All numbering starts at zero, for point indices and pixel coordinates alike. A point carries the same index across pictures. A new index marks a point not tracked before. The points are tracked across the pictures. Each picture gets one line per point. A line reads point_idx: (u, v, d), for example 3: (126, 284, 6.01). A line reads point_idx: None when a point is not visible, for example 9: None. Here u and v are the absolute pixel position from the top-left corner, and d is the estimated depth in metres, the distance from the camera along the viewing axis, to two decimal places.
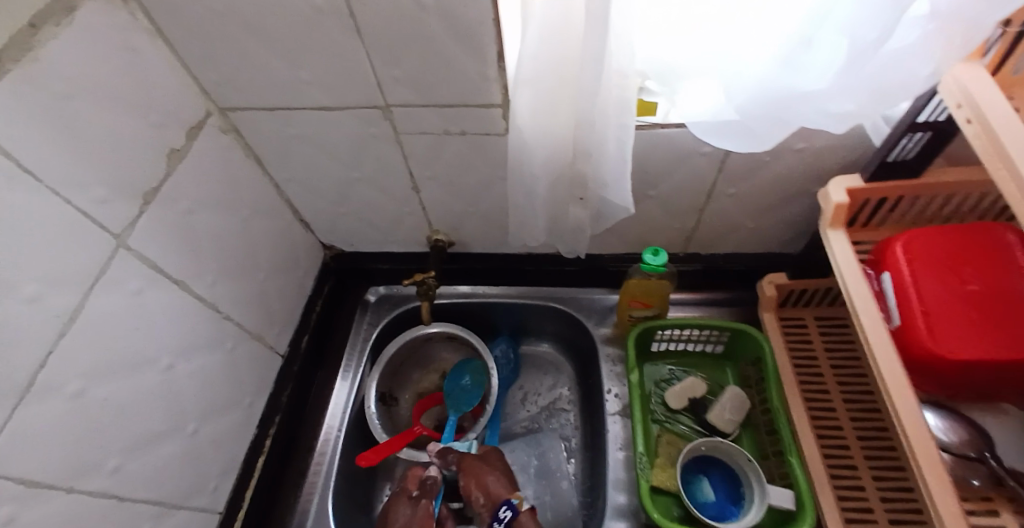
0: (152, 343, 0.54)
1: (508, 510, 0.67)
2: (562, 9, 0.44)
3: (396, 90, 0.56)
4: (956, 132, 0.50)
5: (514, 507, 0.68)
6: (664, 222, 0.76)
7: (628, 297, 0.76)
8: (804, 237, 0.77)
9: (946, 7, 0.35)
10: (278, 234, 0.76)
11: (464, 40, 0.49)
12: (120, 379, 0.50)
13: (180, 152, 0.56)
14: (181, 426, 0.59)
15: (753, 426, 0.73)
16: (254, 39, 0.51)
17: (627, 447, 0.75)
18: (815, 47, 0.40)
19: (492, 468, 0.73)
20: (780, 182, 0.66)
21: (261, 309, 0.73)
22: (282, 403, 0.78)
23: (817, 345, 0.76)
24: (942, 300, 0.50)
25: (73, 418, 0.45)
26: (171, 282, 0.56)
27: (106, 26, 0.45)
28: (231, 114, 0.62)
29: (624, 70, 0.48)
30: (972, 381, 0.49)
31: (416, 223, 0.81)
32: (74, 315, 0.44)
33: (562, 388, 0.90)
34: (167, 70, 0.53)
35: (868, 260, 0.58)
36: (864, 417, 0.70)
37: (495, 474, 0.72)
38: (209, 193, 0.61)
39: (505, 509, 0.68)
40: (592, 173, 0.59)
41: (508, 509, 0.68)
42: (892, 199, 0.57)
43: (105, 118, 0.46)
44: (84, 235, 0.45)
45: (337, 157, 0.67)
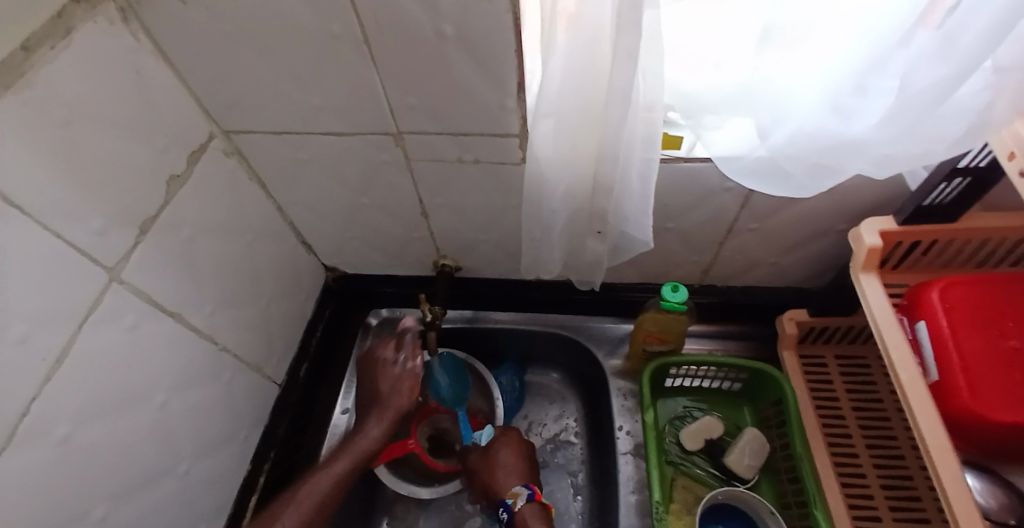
0: (145, 381, 0.50)
1: (504, 512, 0.67)
2: (592, 41, 0.42)
3: (411, 118, 0.54)
4: (997, 178, 0.48)
5: (510, 508, 0.67)
6: (681, 254, 0.73)
7: (643, 332, 0.74)
8: (827, 273, 0.74)
9: (1010, 61, 0.34)
10: (281, 258, 0.73)
11: (485, 72, 0.47)
12: (110, 421, 0.47)
13: (182, 179, 0.53)
14: (173, 466, 0.56)
15: (772, 471, 0.71)
16: (263, 63, 0.48)
17: (640, 490, 0.72)
18: (867, 94, 0.39)
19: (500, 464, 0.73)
20: (805, 220, 0.63)
21: (260, 338, 0.69)
22: (279, 435, 0.75)
23: (838, 387, 0.72)
24: (985, 356, 0.47)
25: (60, 465, 0.42)
26: (168, 314, 0.53)
27: (108, 49, 0.42)
28: (236, 137, 0.59)
29: (651, 103, 0.45)
30: (1015, 445, 0.46)
31: (423, 248, 0.78)
32: (62, 356, 0.41)
33: (569, 419, 0.87)
34: (172, 92, 0.51)
35: (900, 306, 0.55)
36: (888, 464, 0.67)
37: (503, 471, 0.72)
38: (211, 220, 0.58)
39: (501, 511, 0.67)
40: (613, 208, 0.56)
41: (505, 510, 0.67)
42: (926, 243, 0.55)
43: (103, 144, 0.43)
44: (76, 270, 0.42)
45: (345, 182, 0.65)
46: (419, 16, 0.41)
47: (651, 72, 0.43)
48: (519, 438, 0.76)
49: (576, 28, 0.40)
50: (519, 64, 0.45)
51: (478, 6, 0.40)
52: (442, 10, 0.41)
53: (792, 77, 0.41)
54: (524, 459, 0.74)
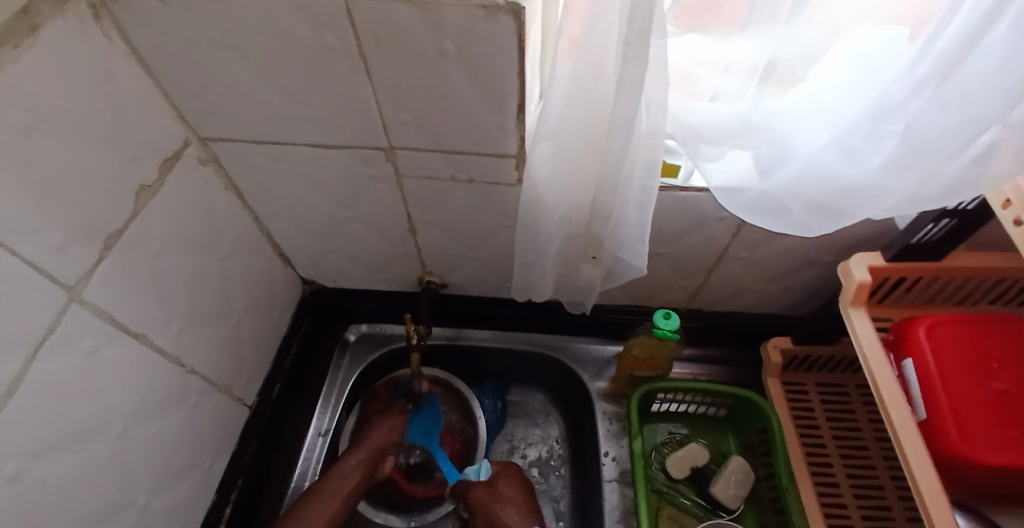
0: (102, 410, 0.46)
1: None
2: (598, 69, 0.41)
3: (403, 134, 0.51)
4: (984, 222, 0.49)
5: None
6: (671, 279, 0.73)
7: (631, 357, 0.73)
8: (811, 300, 0.75)
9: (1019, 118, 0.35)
10: (255, 271, 0.69)
11: (485, 93, 0.45)
12: (64, 456, 0.42)
13: (153, 189, 0.49)
14: (129, 501, 0.51)
15: (756, 501, 0.71)
16: (249, 72, 0.45)
17: (624, 519, 0.71)
18: (873, 135, 0.40)
19: (504, 500, 0.70)
20: (794, 250, 0.64)
21: (230, 357, 0.65)
22: (246, 463, 0.70)
23: (819, 415, 0.73)
24: (969, 395, 0.48)
25: (7, 509, 0.37)
26: (131, 335, 0.49)
27: (77, 49, 0.39)
28: (214, 145, 0.56)
29: (654, 131, 0.44)
30: (1000, 486, 0.47)
31: (407, 264, 0.75)
32: (13, 388, 0.37)
33: (551, 442, 0.85)
34: (144, 96, 0.47)
35: (887, 341, 0.56)
36: (868, 494, 0.67)
37: (509, 507, 0.70)
38: (182, 233, 0.54)
39: None
40: (609, 234, 0.55)
41: None
42: (913, 279, 0.55)
43: (68, 151, 0.40)
44: (30, 292, 0.38)
45: (329, 196, 0.62)
46: (418, 31, 0.39)
47: (654, 101, 0.42)
48: (517, 471, 0.74)
49: (581, 53, 0.39)
50: (521, 86, 0.44)
51: (483, 26, 0.38)
52: (445, 28, 0.39)
53: (798, 113, 0.42)
54: (528, 496, 0.72)
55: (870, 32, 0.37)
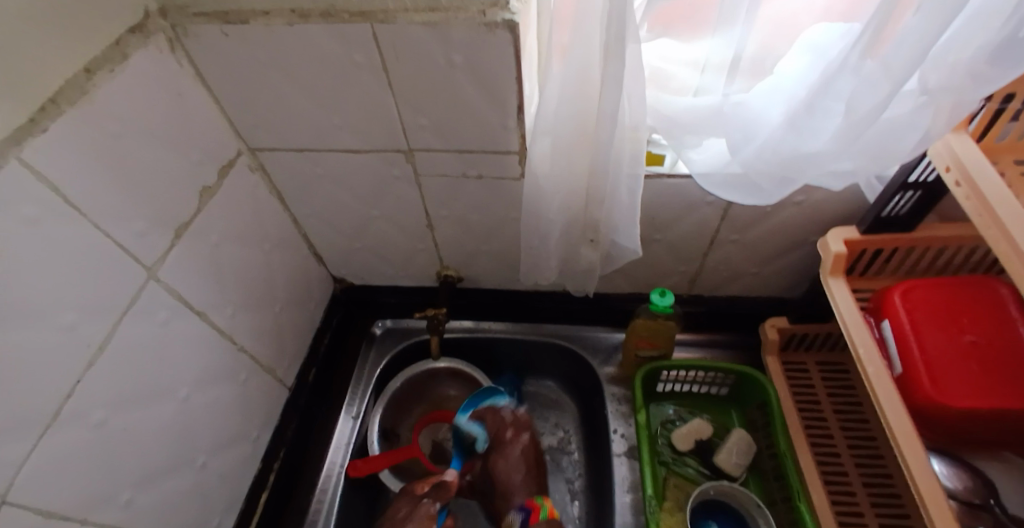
0: (171, 377, 0.54)
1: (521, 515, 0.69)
2: (583, 71, 0.48)
3: (420, 136, 0.59)
4: (944, 192, 0.54)
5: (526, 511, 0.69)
6: (669, 265, 0.78)
7: (634, 337, 0.78)
8: (807, 282, 0.79)
9: (936, 86, 0.40)
10: (294, 268, 0.78)
11: (488, 96, 0.53)
12: (139, 411, 0.50)
13: (213, 190, 0.58)
14: (191, 460, 0.59)
15: (759, 471, 0.75)
16: (290, 87, 0.54)
17: (634, 490, 0.75)
18: (819, 116, 0.45)
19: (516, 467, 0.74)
20: (781, 231, 0.69)
21: (273, 343, 0.73)
22: (287, 439, 0.78)
23: (819, 390, 0.75)
24: (941, 348, 0.52)
25: (92, 448, 0.45)
26: (195, 313, 0.57)
27: (156, 72, 0.48)
28: (262, 154, 0.65)
29: (636, 124, 0.50)
30: (974, 429, 0.51)
31: (428, 259, 0.83)
32: (103, 347, 0.45)
33: (565, 427, 0.89)
34: (208, 112, 0.56)
35: (868, 308, 0.60)
36: (869, 463, 0.68)
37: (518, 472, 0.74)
38: (235, 229, 0.63)
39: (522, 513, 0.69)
40: (604, 217, 0.61)
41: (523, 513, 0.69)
42: (887, 250, 0.60)
43: (149, 156, 0.49)
44: (121, 271, 0.47)
45: (357, 196, 0.70)
46: (431, 45, 0.48)
47: (635, 96, 0.48)
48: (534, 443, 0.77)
49: (568, 58, 0.47)
50: (519, 89, 0.51)
51: (484, 39, 0.46)
52: (453, 41, 0.47)
53: (763, 99, 0.48)
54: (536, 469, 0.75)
55: (821, 28, 0.44)
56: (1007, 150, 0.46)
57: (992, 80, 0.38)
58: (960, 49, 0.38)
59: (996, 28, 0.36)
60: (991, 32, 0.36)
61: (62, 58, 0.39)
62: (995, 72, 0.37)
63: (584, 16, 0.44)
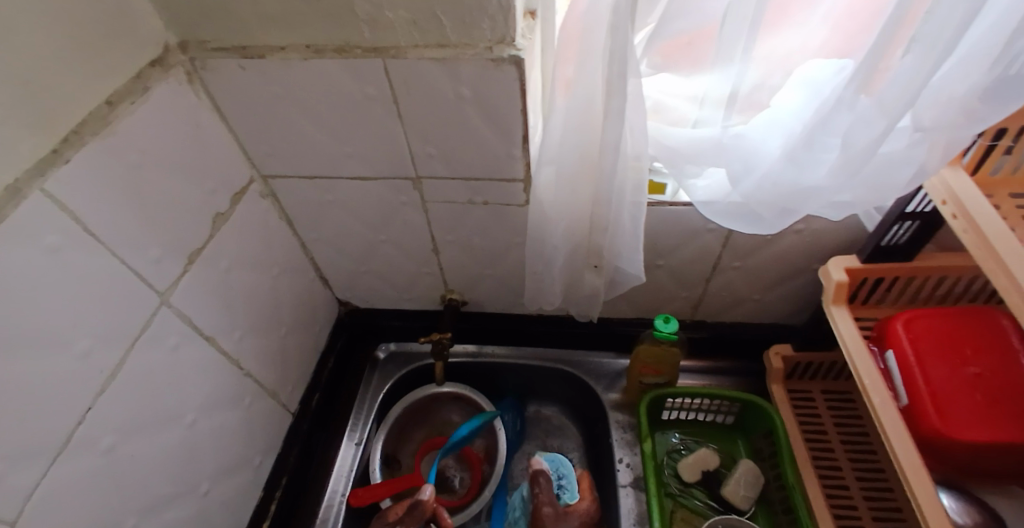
0: (179, 401, 0.55)
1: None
2: (585, 105, 0.50)
3: (428, 165, 0.61)
4: (941, 222, 0.55)
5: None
6: (672, 290, 0.79)
7: (639, 364, 0.78)
8: (810, 309, 0.79)
9: (929, 123, 0.41)
10: (301, 290, 0.78)
11: (494, 127, 0.54)
12: (147, 435, 0.51)
13: (226, 216, 0.60)
14: (194, 486, 0.58)
15: (767, 503, 0.74)
16: (303, 117, 0.56)
17: (640, 523, 0.73)
18: (816, 149, 0.46)
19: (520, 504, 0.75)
20: (783, 258, 0.70)
21: (278, 367, 0.74)
22: (290, 464, 0.77)
23: (825, 419, 0.74)
24: (945, 379, 0.52)
25: (101, 473, 0.45)
26: (204, 337, 0.58)
27: (176, 103, 0.50)
28: (273, 181, 0.66)
29: (638, 155, 0.51)
30: (982, 461, 0.50)
31: (432, 283, 0.83)
32: (115, 371, 0.46)
33: (569, 455, 0.88)
34: (223, 141, 0.58)
35: (872, 337, 0.60)
36: (879, 497, 0.67)
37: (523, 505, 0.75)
38: (245, 253, 0.64)
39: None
40: (608, 245, 0.62)
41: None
42: (889, 279, 0.61)
43: (167, 184, 0.50)
44: (134, 295, 0.47)
45: (365, 221, 0.71)
46: (440, 80, 0.50)
47: (637, 128, 0.50)
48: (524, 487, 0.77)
49: (573, 93, 0.49)
50: (524, 120, 0.53)
51: (491, 73, 0.48)
52: (461, 76, 0.49)
53: (762, 132, 0.49)
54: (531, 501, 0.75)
55: (817, 65, 0.45)
56: (1003, 185, 0.47)
57: (984, 117, 0.39)
58: (953, 87, 0.39)
59: (986, 70, 0.37)
60: (981, 72, 0.37)
61: (85, 92, 0.41)
62: (986, 110, 0.39)
63: (587, 54, 0.45)
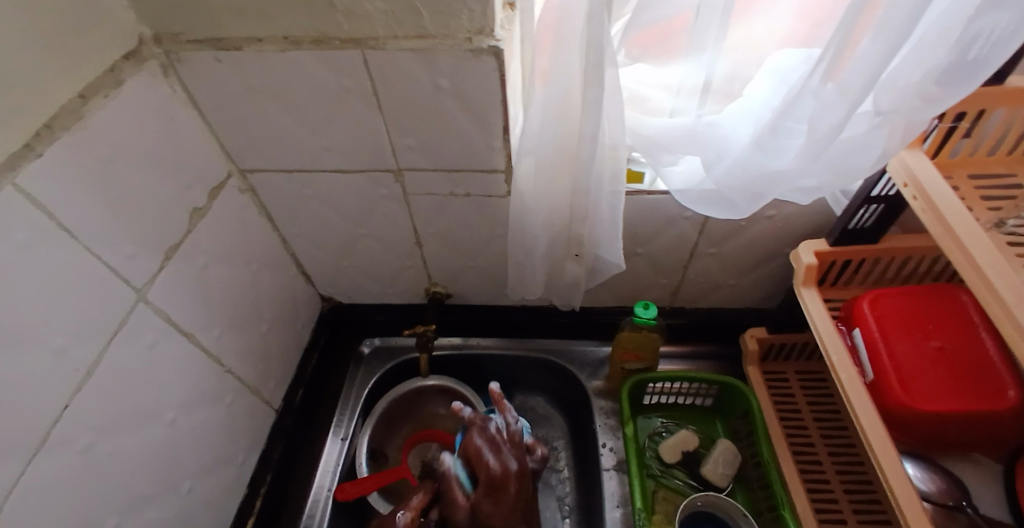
0: (158, 400, 0.54)
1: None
2: (563, 95, 0.51)
3: (408, 157, 0.61)
4: (904, 205, 0.58)
5: None
6: (651, 278, 0.81)
7: (621, 350, 0.80)
8: (782, 293, 0.82)
9: (888, 108, 0.44)
10: (282, 287, 0.78)
11: (474, 119, 0.55)
12: (126, 434, 0.50)
13: (202, 211, 0.59)
14: (176, 485, 0.58)
15: (745, 480, 0.76)
16: (280, 110, 0.56)
17: (624, 504, 0.75)
18: (784, 135, 0.48)
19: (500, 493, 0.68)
20: (757, 244, 0.72)
21: (260, 363, 0.73)
22: (275, 461, 0.77)
23: (799, 398, 0.77)
24: (908, 353, 0.55)
25: (80, 473, 0.45)
26: (183, 334, 0.57)
27: (148, 96, 0.50)
28: (251, 175, 0.66)
29: (615, 144, 0.53)
30: (943, 430, 0.53)
31: (415, 276, 0.84)
32: (91, 370, 0.45)
33: (554, 443, 0.90)
34: (198, 135, 0.57)
35: (840, 317, 0.63)
36: (850, 470, 0.70)
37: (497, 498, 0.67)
38: (223, 249, 0.63)
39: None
40: (587, 233, 0.63)
41: None
42: (856, 261, 0.63)
43: (140, 179, 0.49)
44: (110, 292, 0.47)
45: (345, 215, 0.71)
46: (419, 71, 0.50)
47: (614, 118, 0.51)
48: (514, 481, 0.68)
49: (550, 83, 0.50)
50: (503, 111, 0.53)
51: (470, 64, 0.49)
52: (440, 67, 0.49)
53: (733, 121, 0.51)
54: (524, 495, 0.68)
55: (783, 55, 0.47)
56: (961, 165, 0.50)
57: (942, 100, 0.41)
58: (911, 73, 0.41)
59: (943, 54, 0.39)
60: (938, 57, 0.40)
61: (53, 85, 0.40)
62: (943, 94, 0.41)
63: (563, 44, 0.46)
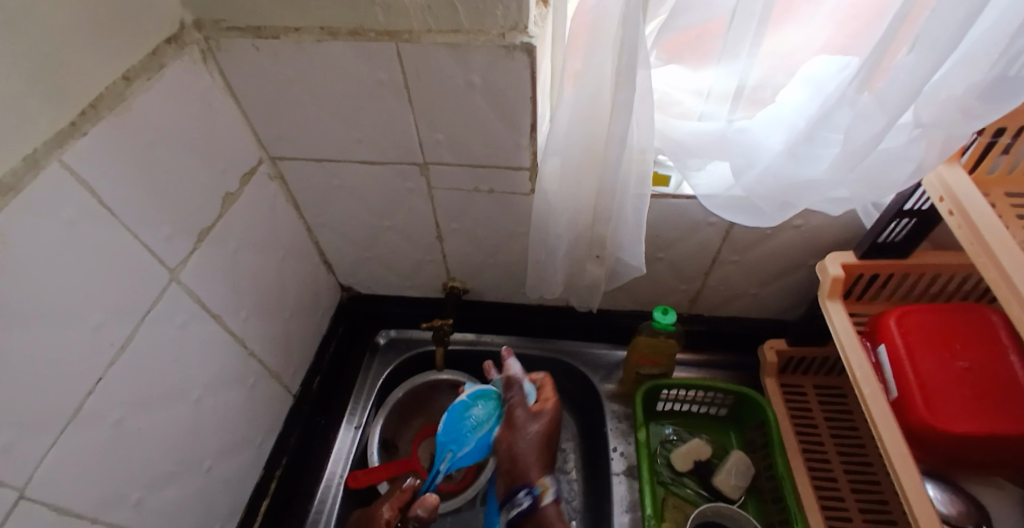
0: (185, 378, 0.55)
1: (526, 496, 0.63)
2: (595, 96, 0.50)
3: (436, 151, 0.62)
4: (937, 220, 0.56)
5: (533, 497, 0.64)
6: (671, 284, 0.80)
7: (637, 354, 0.79)
8: (805, 305, 0.81)
9: (929, 120, 0.43)
10: (305, 274, 0.79)
11: (503, 116, 0.55)
12: (154, 409, 0.51)
13: (235, 196, 0.60)
14: (198, 463, 0.59)
15: (757, 493, 0.75)
16: (314, 100, 0.57)
17: (632, 510, 0.75)
18: (818, 145, 0.48)
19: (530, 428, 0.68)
20: (781, 254, 0.71)
21: (281, 348, 0.74)
22: (291, 445, 0.78)
23: (816, 413, 0.76)
24: (935, 373, 0.53)
25: (109, 444, 0.46)
26: (211, 315, 0.58)
27: (191, 82, 0.51)
28: (281, 163, 0.67)
29: (644, 147, 0.52)
30: (968, 452, 0.52)
31: (435, 270, 0.84)
32: (124, 344, 0.47)
33: (564, 444, 0.89)
34: (234, 122, 0.59)
35: (865, 332, 0.62)
36: (866, 489, 0.69)
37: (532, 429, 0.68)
38: (253, 235, 0.65)
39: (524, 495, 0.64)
40: (610, 235, 0.63)
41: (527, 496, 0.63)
42: (884, 276, 0.62)
43: (179, 163, 0.51)
44: (145, 270, 0.48)
45: (370, 206, 0.72)
46: (452, 67, 0.50)
47: (644, 120, 0.50)
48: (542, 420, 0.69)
49: (582, 83, 0.50)
50: (533, 109, 0.54)
51: (503, 61, 0.49)
52: (473, 63, 0.50)
53: (765, 128, 0.51)
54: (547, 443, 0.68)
55: (821, 62, 0.46)
56: (997, 183, 0.48)
57: (983, 115, 0.40)
58: (953, 86, 0.40)
59: (988, 69, 0.38)
60: (981, 72, 0.39)
61: (103, 68, 0.42)
62: (985, 109, 0.40)
63: (597, 45, 0.46)
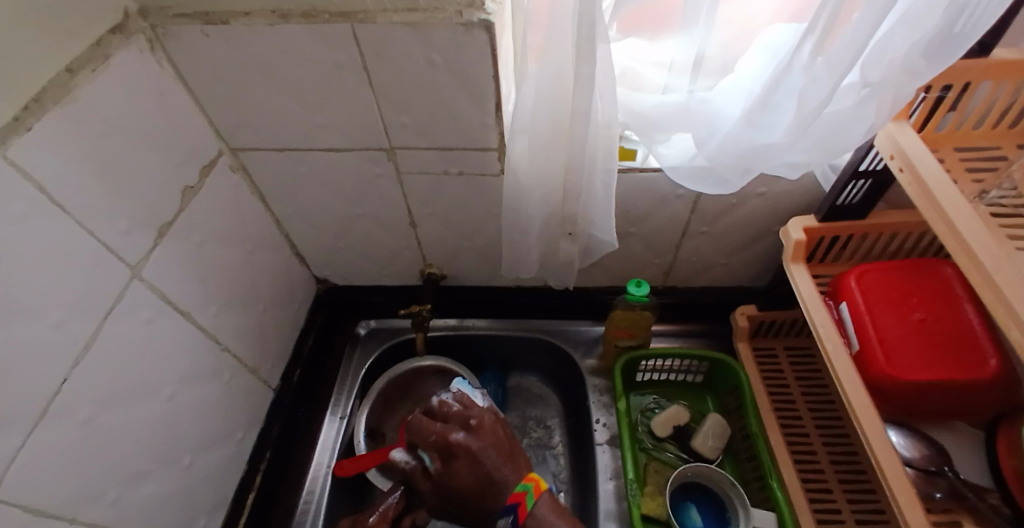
0: (156, 376, 0.54)
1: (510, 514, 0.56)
2: (558, 70, 0.50)
3: (402, 135, 0.61)
4: (890, 179, 0.59)
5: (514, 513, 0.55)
6: (644, 257, 0.82)
7: (614, 328, 0.81)
8: (773, 271, 0.83)
9: (876, 80, 0.44)
10: (277, 268, 0.78)
11: (468, 95, 0.55)
12: (125, 407, 0.50)
13: (195, 189, 0.59)
14: (176, 460, 0.59)
15: (733, 453, 0.79)
16: (271, 86, 0.55)
17: (616, 477, 0.77)
18: (773, 110, 0.49)
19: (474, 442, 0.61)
20: (748, 222, 0.73)
21: (257, 343, 0.74)
22: (273, 437, 0.78)
23: (787, 373, 0.79)
24: (892, 327, 0.56)
25: (80, 445, 0.45)
26: (179, 312, 0.57)
27: (139, 72, 0.49)
28: (243, 155, 0.65)
29: (609, 121, 0.53)
30: (928, 400, 0.55)
31: (410, 257, 0.84)
32: (88, 343, 0.45)
33: (549, 420, 0.91)
34: (188, 112, 0.57)
35: (827, 293, 0.64)
36: (835, 441, 0.72)
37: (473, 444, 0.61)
38: (218, 228, 0.63)
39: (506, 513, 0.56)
40: (581, 211, 0.64)
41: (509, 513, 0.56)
42: (844, 237, 0.65)
43: (132, 155, 0.49)
44: (104, 267, 0.47)
45: (339, 195, 0.71)
46: (412, 46, 0.50)
47: (606, 94, 0.51)
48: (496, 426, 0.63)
49: (544, 59, 0.50)
50: (497, 87, 0.53)
51: (463, 38, 0.48)
52: (433, 41, 0.49)
53: (725, 97, 0.52)
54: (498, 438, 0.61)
55: (777, 30, 0.47)
56: (947, 139, 0.51)
57: (927, 72, 0.42)
58: (898, 45, 0.42)
59: (931, 25, 0.40)
60: (924, 29, 0.40)
61: (47, 59, 0.40)
62: (930, 66, 0.42)
63: (557, 19, 0.46)
